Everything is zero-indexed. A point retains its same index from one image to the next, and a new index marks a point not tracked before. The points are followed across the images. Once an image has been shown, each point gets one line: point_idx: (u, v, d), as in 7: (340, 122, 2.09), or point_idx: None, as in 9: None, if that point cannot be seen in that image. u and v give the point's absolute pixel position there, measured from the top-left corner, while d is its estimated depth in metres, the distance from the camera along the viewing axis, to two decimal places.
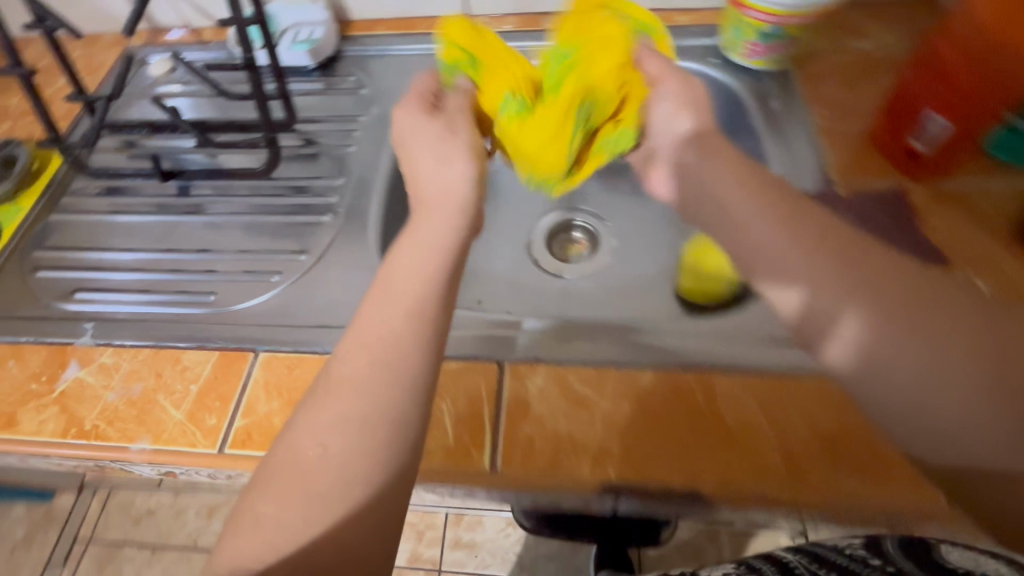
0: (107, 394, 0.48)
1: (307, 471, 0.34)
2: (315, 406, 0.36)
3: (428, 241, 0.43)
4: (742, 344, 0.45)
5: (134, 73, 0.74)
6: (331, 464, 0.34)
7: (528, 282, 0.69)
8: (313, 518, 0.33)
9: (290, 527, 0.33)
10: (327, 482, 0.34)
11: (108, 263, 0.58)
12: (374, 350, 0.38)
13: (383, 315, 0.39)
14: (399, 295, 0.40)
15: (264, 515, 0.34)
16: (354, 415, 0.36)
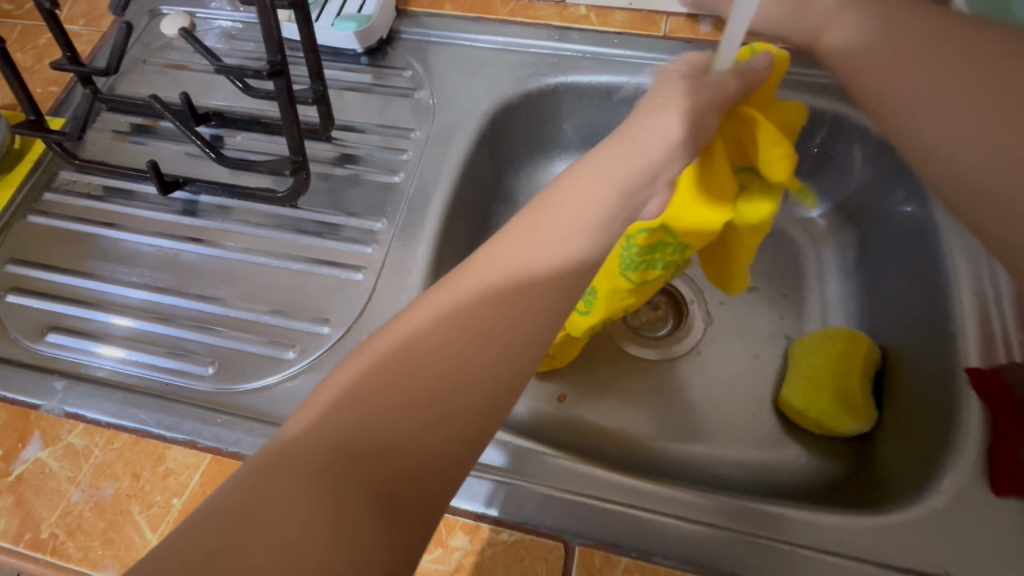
0: (71, 491, 0.38)
1: (421, 365, 0.26)
2: (447, 296, 0.28)
3: (637, 153, 0.31)
4: (897, 563, 0.34)
5: (145, 30, 0.60)
6: (451, 377, 0.26)
7: (593, 360, 0.55)
8: (404, 418, 0.25)
9: (378, 421, 0.25)
10: (433, 391, 0.26)
11: (95, 295, 0.47)
12: (533, 260, 0.29)
13: (562, 208, 0.30)
14: (578, 202, 0.30)
15: (359, 391, 0.26)
16: (489, 341, 0.27)
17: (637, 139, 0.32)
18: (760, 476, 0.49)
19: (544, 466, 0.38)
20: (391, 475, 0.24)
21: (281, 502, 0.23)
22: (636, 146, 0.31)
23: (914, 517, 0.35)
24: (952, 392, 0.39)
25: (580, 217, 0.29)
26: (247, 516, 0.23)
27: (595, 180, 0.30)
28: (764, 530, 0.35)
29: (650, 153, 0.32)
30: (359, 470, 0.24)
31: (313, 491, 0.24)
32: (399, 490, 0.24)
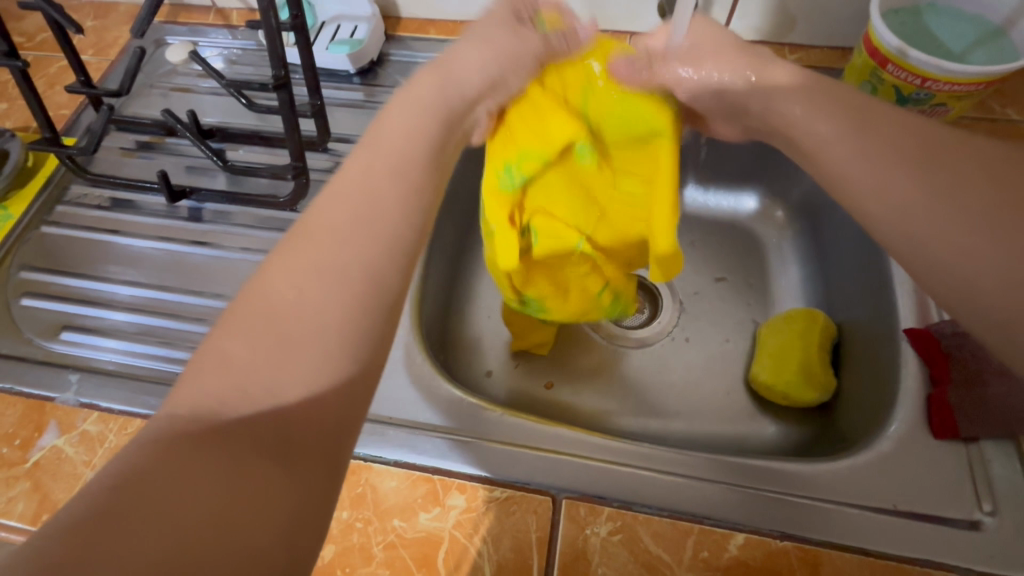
0: (86, 474, 0.40)
1: (278, 312, 0.26)
2: (289, 250, 0.28)
3: (448, 94, 0.37)
4: (852, 503, 0.37)
5: (151, 57, 0.65)
6: (310, 304, 0.27)
7: (576, 348, 0.59)
8: (282, 360, 0.25)
9: (246, 385, 0.25)
10: (299, 325, 0.26)
11: (106, 297, 0.50)
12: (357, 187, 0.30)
13: (384, 143, 0.33)
14: (393, 138, 0.33)
15: (220, 355, 0.25)
16: (332, 257, 0.28)
17: (454, 74, 0.38)
18: (733, 446, 0.52)
19: (531, 431, 0.41)
20: (280, 423, 0.24)
21: (177, 477, 0.22)
22: (447, 81, 0.38)
23: (864, 462, 0.39)
24: (895, 351, 0.44)
25: (390, 151, 0.33)
26: (144, 502, 0.21)
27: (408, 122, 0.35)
28: (728, 479, 0.38)
29: (465, 90, 0.38)
30: (240, 432, 0.24)
31: (212, 459, 0.23)
32: (289, 440, 0.24)
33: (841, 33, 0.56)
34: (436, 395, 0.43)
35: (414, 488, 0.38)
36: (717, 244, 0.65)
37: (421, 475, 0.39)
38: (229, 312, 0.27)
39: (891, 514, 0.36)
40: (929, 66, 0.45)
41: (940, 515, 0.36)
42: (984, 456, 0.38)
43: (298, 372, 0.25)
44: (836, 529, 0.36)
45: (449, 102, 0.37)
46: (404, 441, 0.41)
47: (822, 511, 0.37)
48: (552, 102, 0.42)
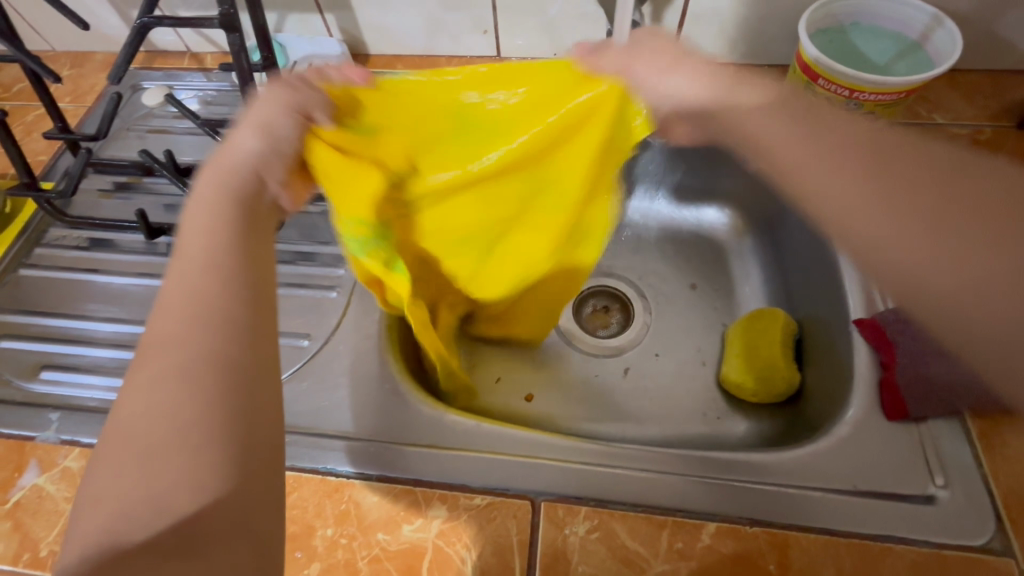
0: (68, 510, 0.41)
1: (129, 437, 0.27)
2: (130, 379, 0.29)
3: (233, 185, 0.35)
4: (816, 487, 0.39)
5: (128, 102, 0.67)
6: (149, 408, 0.27)
7: (551, 360, 0.61)
8: (150, 475, 0.26)
9: (125, 507, 0.26)
10: (149, 438, 0.27)
11: (89, 334, 0.52)
12: (178, 291, 0.31)
13: (186, 250, 0.32)
14: (191, 239, 0.33)
15: (97, 493, 0.27)
16: (163, 367, 0.28)
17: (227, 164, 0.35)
18: (708, 445, 0.54)
19: (508, 440, 0.42)
20: (169, 528, 0.25)
21: None
22: (226, 172, 0.35)
23: (824, 447, 0.41)
24: (849, 341, 0.47)
25: (198, 258, 0.32)
26: None
27: (206, 220, 0.33)
28: (698, 472, 0.40)
29: (243, 177, 0.35)
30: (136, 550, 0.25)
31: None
32: (184, 533, 0.25)
33: (779, 52, 0.61)
34: (414, 412, 0.44)
35: (396, 500, 0.39)
36: (683, 252, 0.67)
37: (402, 488, 0.40)
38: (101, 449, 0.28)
39: (851, 494, 0.39)
40: (855, 80, 0.49)
41: (898, 493, 0.38)
42: (934, 432, 0.41)
43: (167, 482, 0.26)
44: (801, 513, 0.38)
45: (243, 189, 0.35)
46: (384, 457, 0.41)
47: (789, 496, 0.39)
48: (356, 169, 0.39)
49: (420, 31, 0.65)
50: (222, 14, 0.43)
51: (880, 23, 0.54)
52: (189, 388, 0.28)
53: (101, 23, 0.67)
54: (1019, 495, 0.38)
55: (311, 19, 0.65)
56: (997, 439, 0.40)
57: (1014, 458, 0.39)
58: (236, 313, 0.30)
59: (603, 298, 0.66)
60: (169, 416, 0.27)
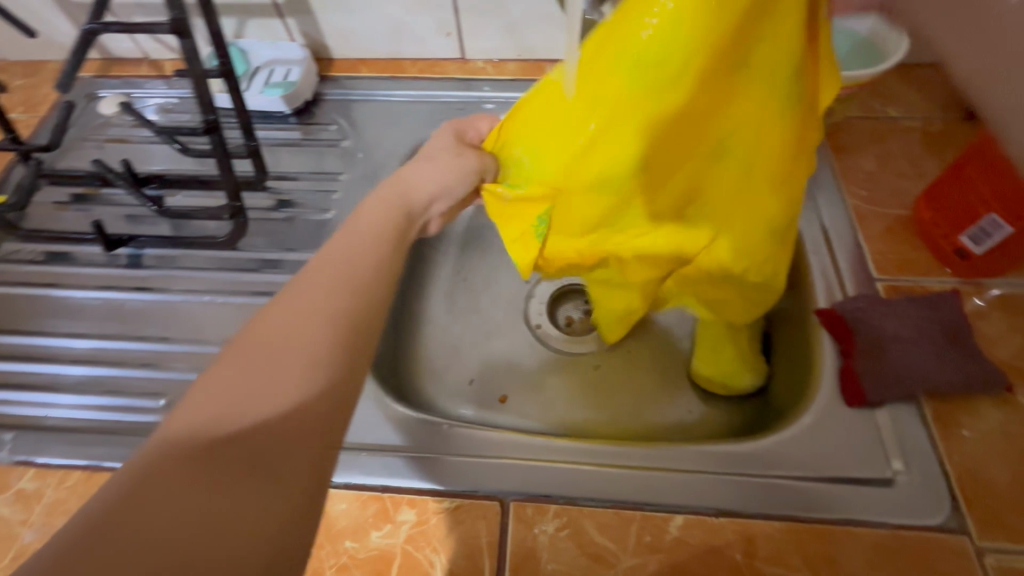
0: (23, 533, 0.39)
1: (270, 355, 0.27)
2: (277, 306, 0.29)
3: (412, 182, 0.41)
4: (780, 476, 0.40)
5: (83, 111, 0.65)
6: (285, 336, 0.28)
7: (524, 360, 0.61)
8: (268, 389, 0.26)
9: (228, 412, 0.25)
10: (293, 356, 0.27)
11: (48, 350, 0.51)
12: (342, 251, 0.34)
13: (364, 223, 0.36)
14: (370, 218, 0.37)
15: (210, 389, 0.26)
16: (322, 310, 0.30)
17: (415, 176, 0.41)
18: (680, 438, 0.54)
19: (481, 440, 0.42)
20: (249, 441, 0.25)
21: (156, 494, 0.22)
22: (409, 175, 0.41)
23: (788, 436, 0.42)
24: (811, 331, 0.47)
25: (372, 232, 0.36)
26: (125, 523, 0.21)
27: (384, 208, 0.38)
28: (667, 464, 0.40)
29: (427, 184, 0.41)
30: (216, 458, 0.24)
31: (183, 486, 0.23)
32: (257, 460, 0.24)
33: None
34: (385, 417, 0.44)
35: (364, 508, 0.39)
36: None
37: (370, 494, 0.39)
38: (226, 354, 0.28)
39: (813, 480, 0.39)
40: None
41: (859, 477, 0.39)
42: (891, 417, 0.42)
43: (276, 401, 0.26)
44: (767, 502, 0.38)
45: (421, 188, 0.41)
46: (352, 464, 0.41)
47: (753, 485, 0.39)
48: (518, 205, 0.41)
49: (383, 34, 0.65)
50: (172, 19, 0.42)
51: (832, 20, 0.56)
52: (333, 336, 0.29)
53: (52, 31, 0.65)
54: (973, 473, 0.39)
55: (271, 24, 0.64)
56: (951, 421, 0.41)
57: (969, 437, 0.40)
58: (378, 292, 0.33)
59: (576, 297, 0.66)
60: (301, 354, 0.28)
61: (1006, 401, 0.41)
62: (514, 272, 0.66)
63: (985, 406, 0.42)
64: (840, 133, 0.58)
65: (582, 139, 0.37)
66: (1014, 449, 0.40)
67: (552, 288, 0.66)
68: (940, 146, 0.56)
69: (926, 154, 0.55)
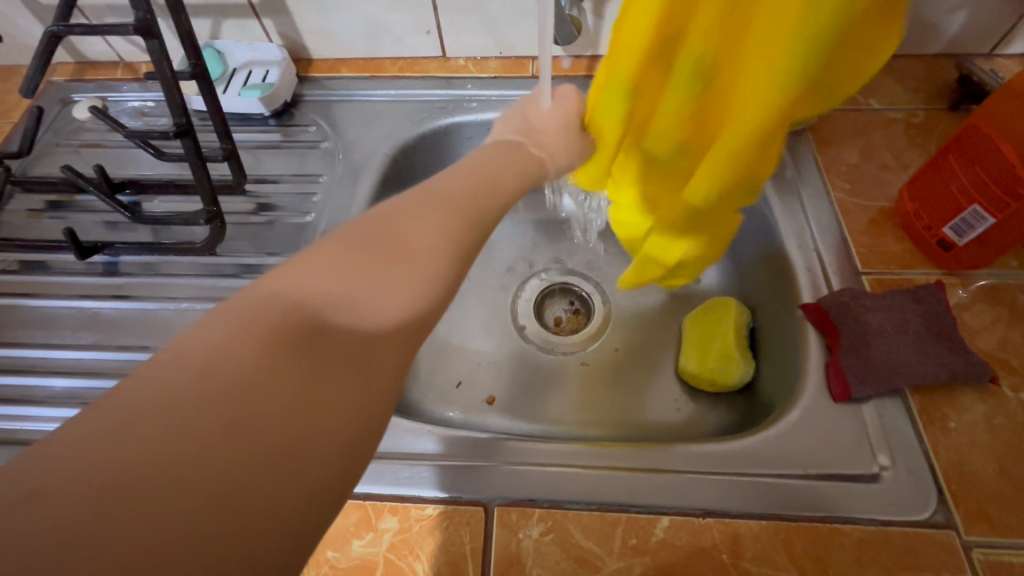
0: None
1: (401, 258, 0.28)
2: (412, 218, 0.31)
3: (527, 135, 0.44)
4: (766, 474, 0.39)
5: (58, 116, 0.64)
6: (413, 248, 0.29)
7: (513, 360, 0.60)
8: (393, 290, 0.27)
9: (354, 299, 0.26)
10: (416, 265, 0.29)
11: (22, 362, 0.50)
12: (459, 187, 0.35)
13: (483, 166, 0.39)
14: (491, 163, 0.39)
15: (349, 266, 0.27)
16: (445, 233, 0.31)
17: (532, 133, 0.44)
18: (669, 435, 0.54)
19: (466, 444, 0.42)
20: (360, 340, 0.25)
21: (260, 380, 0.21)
22: (527, 133, 0.44)
23: (774, 433, 0.41)
24: (797, 327, 0.47)
25: (487, 176, 0.38)
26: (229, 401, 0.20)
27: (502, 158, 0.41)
28: (655, 465, 0.40)
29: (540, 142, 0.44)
30: (322, 351, 0.23)
31: (291, 362, 0.22)
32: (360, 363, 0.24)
33: None
34: None
35: (345, 516, 0.38)
36: None
37: (351, 503, 0.39)
38: (346, 238, 0.29)
39: (800, 478, 0.39)
40: None
41: (844, 474, 0.39)
42: (877, 413, 0.41)
43: (394, 302, 0.27)
44: (754, 501, 0.38)
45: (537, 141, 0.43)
46: None
47: (739, 485, 0.39)
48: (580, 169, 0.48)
49: (362, 33, 0.64)
50: (137, 19, 0.41)
51: None
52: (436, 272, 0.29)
53: (23, 34, 0.64)
54: (959, 469, 0.39)
55: (248, 25, 0.63)
56: (937, 415, 0.41)
57: (955, 432, 0.40)
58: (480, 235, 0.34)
59: (564, 296, 0.66)
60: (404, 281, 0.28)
61: (991, 394, 0.41)
62: (500, 272, 0.66)
63: (968, 399, 0.41)
64: (824, 126, 0.57)
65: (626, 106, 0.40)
66: (1000, 443, 0.39)
67: (540, 287, 0.65)
68: (923, 139, 0.55)
69: (910, 146, 0.55)
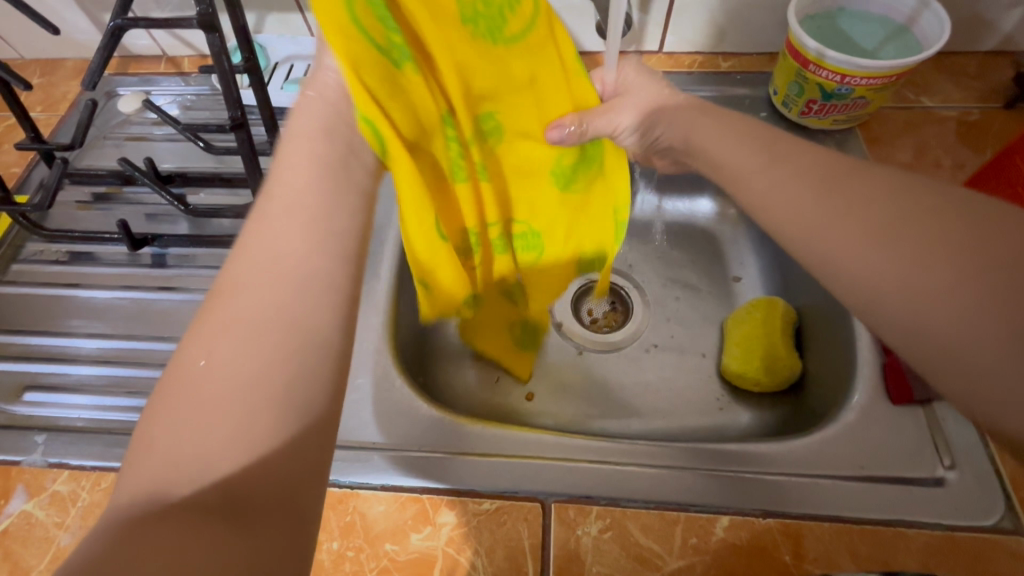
0: (59, 536, 0.39)
1: (217, 367, 0.25)
2: (237, 289, 0.27)
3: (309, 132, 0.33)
4: (824, 475, 0.39)
5: (103, 109, 0.65)
6: (245, 340, 0.26)
7: (551, 357, 0.60)
8: (233, 410, 0.24)
9: (189, 465, 0.23)
10: (248, 362, 0.25)
11: (73, 351, 0.50)
12: (281, 223, 0.29)
13: (282, 201, 0.30)
14: (289, 181, 0.31)
15: (168, 431, 0.24)
16: (286, 274, 0.28)
17: (313, 135, 0.33)
18: (713, 435, 0.54)
19: (516, 441, 0.41)
20: (213, 492, 0.23)
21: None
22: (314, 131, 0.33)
23: (832, 435, 0.41)
24: (851, 328, 0.47)
25: (298, 211, 0.30)
26: None
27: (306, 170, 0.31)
28: (714, 465, 0.40)
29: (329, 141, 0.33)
30: (163, 528, 0.21)
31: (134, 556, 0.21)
32: (235, 494, 0.23)
33: (767, 39, 0.60)
34: (419, 415, 0.43)
35: (401, 510, 0.38)
36: (677, 242, 0.66)
37: (407, 497, 0.39)
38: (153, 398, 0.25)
39: (861, 480, 0.38)
40: (846, 65, 0.48)
41: (907, 476, 0.39)
42: (939, 416, 0.41)
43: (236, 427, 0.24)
44: (815, 503, 0.38)
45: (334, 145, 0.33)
46: (387, 466, 0.40)
47: (799, 486, 0.38)
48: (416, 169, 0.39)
49: None
50: (200, 13, 0.41)
51: (866, 8, 0.54)
52: (288, 377, 0.26)
53: (71, 29, 0.64)
54: None
55: (291, 19, 0.64)
56: None
57: None
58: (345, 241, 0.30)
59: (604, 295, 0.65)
60: (234, 422, 0.24)
61: None
62: None
63: None
64: (873, 124, 0.56)
65: (407, 101, 0.36)
66: None
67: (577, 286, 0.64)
68: (979, 137, 0.54)
69: (964, 145, 0.54)
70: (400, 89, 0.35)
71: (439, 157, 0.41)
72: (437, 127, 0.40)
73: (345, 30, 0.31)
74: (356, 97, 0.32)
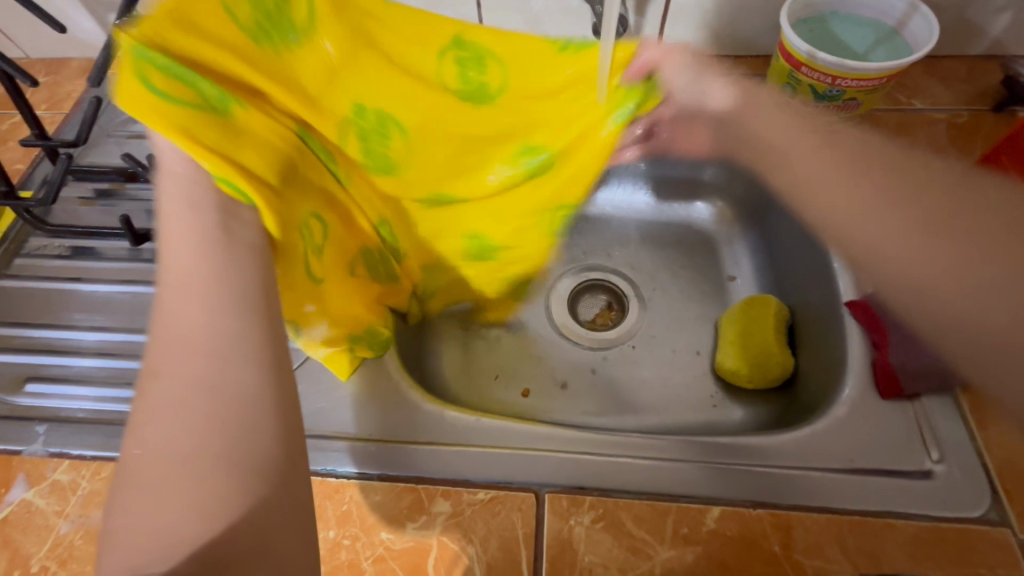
0: (59, 524, 0.40)
1: (163, 451, 0.28)
2: (158, 384, 0.29)
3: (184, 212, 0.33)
4: (814, 467, 0.40)
5: (106, 107, 0.65)
6: (180, 426, 0.28)
7: (547, 354, 0.61)
8: (193, 477, 0.27)
9: (169, 527, 0.27)
10: (188, 442, 0.28)
11: (74, 344, 0.51)
12: (187, 309, 0.31)
13: (180, 288, 0.32)
14: (184, 265, 0.33)
15: (141, 510, 0.27)
16: (196, 353, 0.30)
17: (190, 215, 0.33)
18: (707, 430, 0.54)
19: (512, 433, 0.42)
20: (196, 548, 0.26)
21: None
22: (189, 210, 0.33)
23: (822, 428, 0.41)
24: (841, 324, 0.47)
25: (200, 291, 0.32)
26: None
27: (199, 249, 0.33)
28: (705, 458, 0.40)
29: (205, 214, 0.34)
30: None
31: None
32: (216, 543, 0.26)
33: (761, 41, 0.61)
34: (416, 408, 0.44)
35: (397, 501, 0.39)
36: (673, 242, 0.67)
37: (401, 487, 0.39)
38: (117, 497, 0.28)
39: (851, 473, 0.39)
40: (837, 67, 0.49)
41: (895, 469, 0.39)
42: (928, 410, 0.41)
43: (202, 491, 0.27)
44: (804, 495, 0.38)
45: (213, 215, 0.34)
46: (384, 457, 0.41)
47: (791, 478, 0.39)
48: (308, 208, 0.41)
49: None
50: None
51: (858, 12, 0.55)
52: (221, 448, 0.28)
53: (75, 28, 0.65)
54: (1012, 467, 0.39)
55: None
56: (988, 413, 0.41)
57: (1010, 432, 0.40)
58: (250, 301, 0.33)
59: (601, 293, 0.65)
60: (195, 494, 0.27)
61: None
62: None
63: None
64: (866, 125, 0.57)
65: (261, 144, 0.37)
66: None
67: (574, 285, 0.65)
68: (969, 139, 0.55)
69: (954, 146, 0.55)
70: (240, 133, 0.35)
71: (327, 180, 0.43)
72: (301, 151, 0.40)
73: (162, 109, 0.32)
74: (196, 158, 0.32)
